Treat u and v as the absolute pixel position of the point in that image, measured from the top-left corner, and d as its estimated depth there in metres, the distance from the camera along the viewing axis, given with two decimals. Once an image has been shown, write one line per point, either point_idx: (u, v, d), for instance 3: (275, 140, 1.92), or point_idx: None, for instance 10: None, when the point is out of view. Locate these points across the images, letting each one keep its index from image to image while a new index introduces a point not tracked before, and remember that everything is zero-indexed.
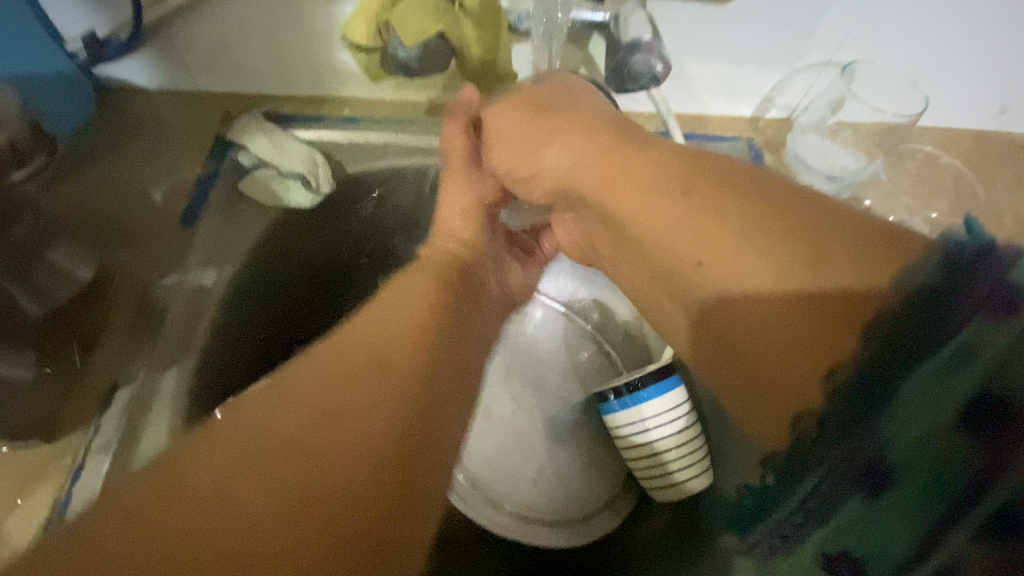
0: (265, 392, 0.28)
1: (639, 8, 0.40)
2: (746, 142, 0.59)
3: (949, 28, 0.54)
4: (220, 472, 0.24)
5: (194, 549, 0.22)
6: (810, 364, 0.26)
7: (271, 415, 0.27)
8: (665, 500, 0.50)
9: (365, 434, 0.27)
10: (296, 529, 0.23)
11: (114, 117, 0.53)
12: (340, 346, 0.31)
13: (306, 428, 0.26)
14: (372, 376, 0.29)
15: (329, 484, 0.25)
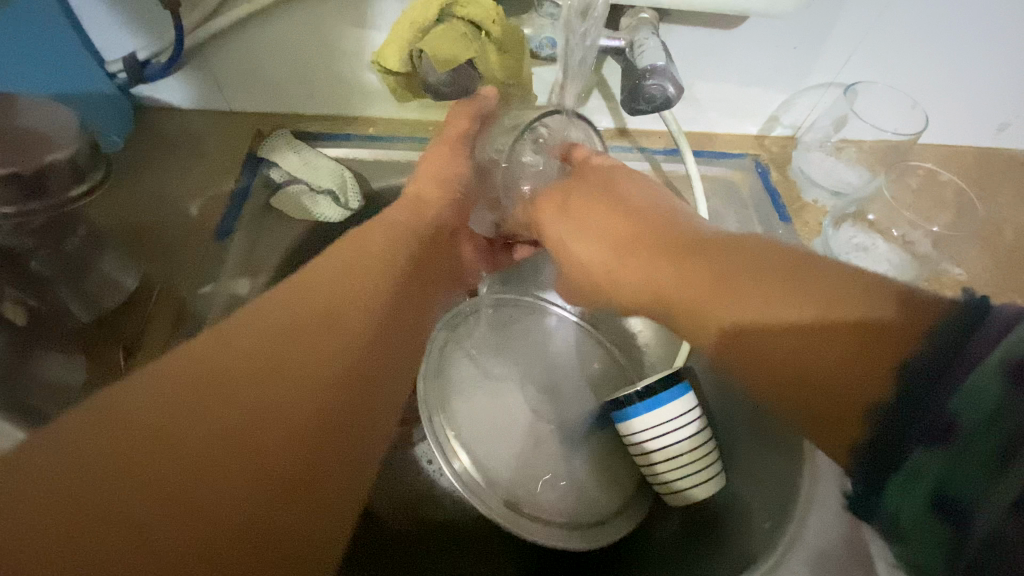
0: (267, 312, 0.31)
1: (653, 36, 0.44)
2: (754, 159, 0.61)
3: (945, 51, 0.56)
4: (200, 403, 0.26)
5: (162, 492, 0.24)
6: (848, 358, 0.29)
7: (242, 345, 0.29)
8: (677, 503, 0.52)
9: (318, 377, 0.30)
10: (229, 462, 0.26)
11: (151, 134, 0.57)
12: (334, 298, 0.34)
13: (247, 381, 0.28)
14: (335, 330, 0.33)
15: (270, 434, 0.27)
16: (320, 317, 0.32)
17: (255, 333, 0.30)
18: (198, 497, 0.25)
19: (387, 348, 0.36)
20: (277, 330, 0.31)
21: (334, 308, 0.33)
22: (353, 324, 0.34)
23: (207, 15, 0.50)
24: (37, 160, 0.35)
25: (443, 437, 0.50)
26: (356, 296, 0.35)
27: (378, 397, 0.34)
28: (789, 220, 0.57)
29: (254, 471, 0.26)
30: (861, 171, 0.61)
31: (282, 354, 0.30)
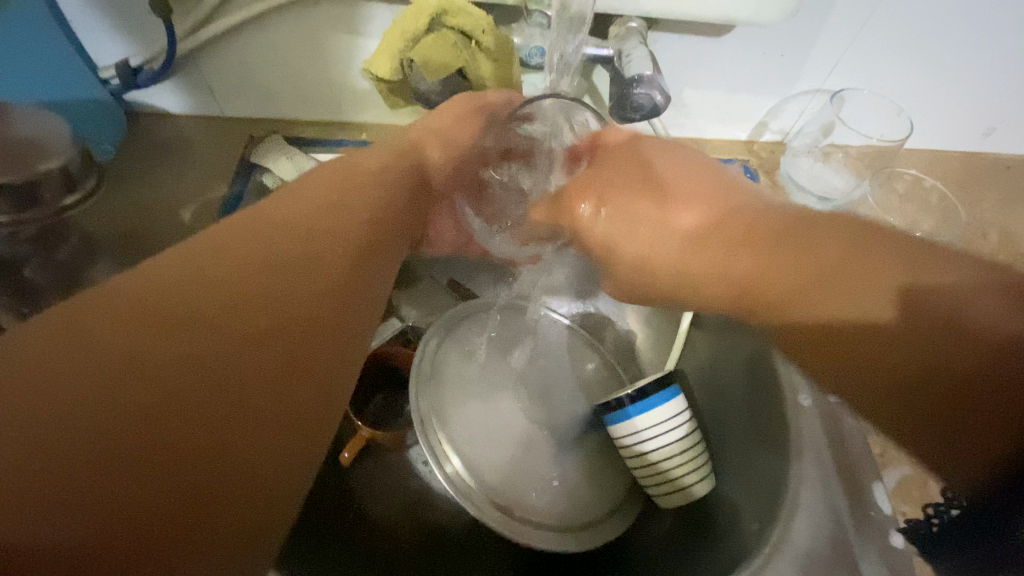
0: (226, 237, 0.31)
1: (641, 45, 0.44)
2: (744, 163, 0.61)
3: (928, 59, 0.57)
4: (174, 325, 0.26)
5: (129, 405, 0.23)
6: (893, 336, 0.28)
7: (206, 271, 0.28)
8: (668, 505, 0.53)
9: (296, 305, 0.30)
10: (183, 386, 0.25)
11: (144, 141, 0.57)
12: (308, 235, 0.33)
13: (212, 300, 0.27)
14: (306, 264, 0.32)
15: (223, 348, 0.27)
16: (254, 276, 0.29)
17: (135, 291, 0.26)
18: (139, 429, 0.23)
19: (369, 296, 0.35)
20: (184, 286, 0.27)
21: (264, 295, 0.29)
22: (333, 262, 0.33)
23: (200, 23, 0.50)
24: (31, 169, 0.35)
25: (434, 441, 0.50)
26: (329, 254, 0.33)
27: (354, 322, 0.33)
28: None
29: (207, 400, 0.25)
30: (847, 176, 0.62)
31: (253, 291, 0.29)
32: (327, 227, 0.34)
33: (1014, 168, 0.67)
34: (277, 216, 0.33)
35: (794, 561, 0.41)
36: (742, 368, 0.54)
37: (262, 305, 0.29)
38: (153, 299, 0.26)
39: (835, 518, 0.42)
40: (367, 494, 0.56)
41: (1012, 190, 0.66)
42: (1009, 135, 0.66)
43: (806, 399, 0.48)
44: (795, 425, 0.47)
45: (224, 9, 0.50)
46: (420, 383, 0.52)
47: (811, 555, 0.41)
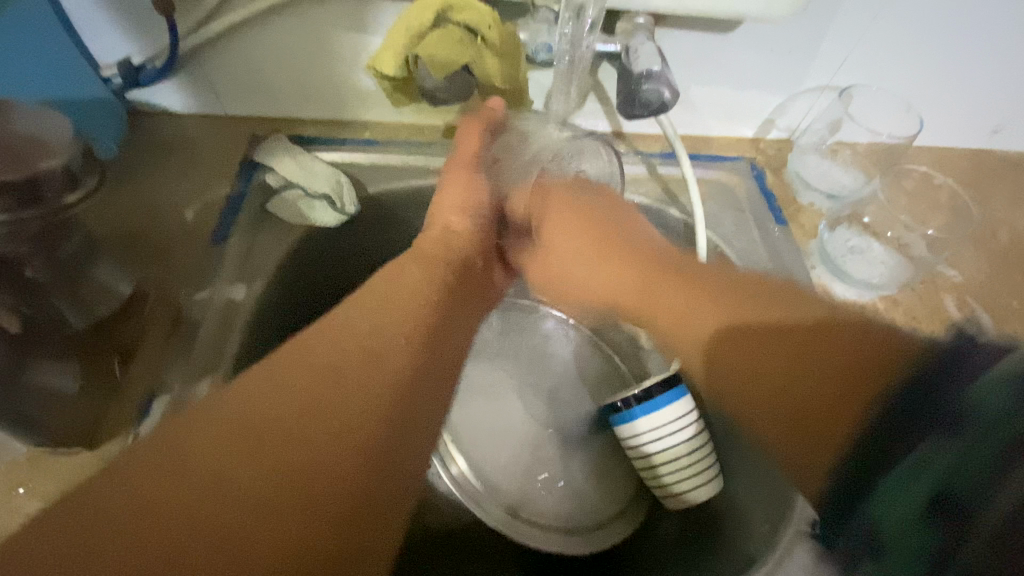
0: (311, 346, 0.34)
1: (649, 41, 0.43)
2: (750, 161, 0.61)
3: (938, 55, 0.57)
4: (235, 479, 0.28)
5: (244, 461, 0.28)
6: (805, 380, 0.35)
7: (296, 368, 0.33)
8: (675, 506, 0.52)
9: (362, 411, 0.32)
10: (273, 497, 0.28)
11: (146, 139, 0.56)
12: (378, 320, 0.37)
13: (298, 409, 0.31)
14: (367, 355, 0.35)
15: (299, 461, 0.29)
16: (337, 366, 0.34)
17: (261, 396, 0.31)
18: (223, 520, 0.26)
19: (425, 386, 0.37)
20: (314, 402, 0.31)
21: (357, 356, 0.35)
22: (394, 356, 0.36)
23: (203, 20, 0.50)
24: (33, 168, 0.34)
25: (441, 444, 0.53)
26: (393, 332, 0.37)
27: (419, 403, 0.36)
28: (784, 223, 0.57)
29: (283, 503, 0.28)
30: (857, 174, 0.61)
31: (327, 379, 0.33)
32: (377, 318, 0.37)
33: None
34: (333, 336, 0.35)
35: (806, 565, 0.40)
36: None
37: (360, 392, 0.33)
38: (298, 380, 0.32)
39: None
40: None
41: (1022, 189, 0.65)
42: (1019, 133, 0.65)
43: None
44: None
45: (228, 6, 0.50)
46: None
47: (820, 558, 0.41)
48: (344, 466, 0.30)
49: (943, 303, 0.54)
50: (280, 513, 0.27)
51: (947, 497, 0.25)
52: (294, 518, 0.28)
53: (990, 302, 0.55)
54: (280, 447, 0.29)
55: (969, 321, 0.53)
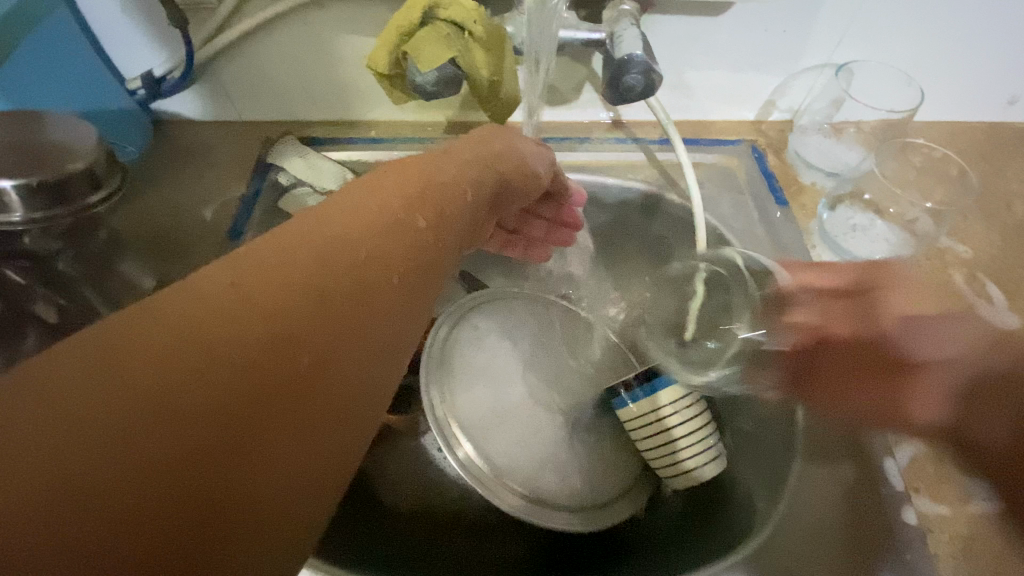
0: (262, 241, 0.25)
1: (633, 27, 0.45)
2: (750, 143, 0.61)
3: (940, 27, 0.56)
4: (170, 387, 0.20)
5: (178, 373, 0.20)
6: None
7: (260, 276, 0.23)
8: (681, 486, 0.53)
9: (329, 320, 0.24)
10: (224, 420, 0.21)
11: (168, 145, 0.60)
12: (359, 213, 0.28)
13: (265, 310, 0.23)
14: (341, 247, 0.26)
15: (251, 361, 0.22)
16: (317, 249, 0.25)
17: (255, 261, 0.24)
18: (174, 428, 0.20)
19: (417, 287, 0.29)
20: (275, 276, 0.24)
21: (350, 245, 0.26)
22: (390, 243, 0.28)
23: (215, 31, 0.53)
24: (61, 170, 0.37)
25: (445, 425, 0.51)
26: (372, 234, 0.28)
27: (409, 299, 0.28)
28: (785, 203, 0.57)
29: (264, 410, 0.22)
30: (860, 152, 0.61)
31: (316, 260, 0.25)
32: (368, 226, 0.27)
33: None
34: (301, 222, 0.26)
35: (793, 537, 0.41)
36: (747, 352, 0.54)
37: (364, 264, 0.26)
38: (293, 238, 0.25)
39: None
40: (383, 477, 0.57)
41: None
42: None
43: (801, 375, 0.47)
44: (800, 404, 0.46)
45: (237, 17, 0.53)
46: (431, 368, 0.53)
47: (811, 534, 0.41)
48: (338, 373, 0.24)
49: (949, 278, 0.53)
50: (236, 435, 0.21)
51: None
52: (218, 457, 0.20)
53: (1002, 275, 0.54)
54: (264, 320, 0.22)
55: (978, 296, 0.52)
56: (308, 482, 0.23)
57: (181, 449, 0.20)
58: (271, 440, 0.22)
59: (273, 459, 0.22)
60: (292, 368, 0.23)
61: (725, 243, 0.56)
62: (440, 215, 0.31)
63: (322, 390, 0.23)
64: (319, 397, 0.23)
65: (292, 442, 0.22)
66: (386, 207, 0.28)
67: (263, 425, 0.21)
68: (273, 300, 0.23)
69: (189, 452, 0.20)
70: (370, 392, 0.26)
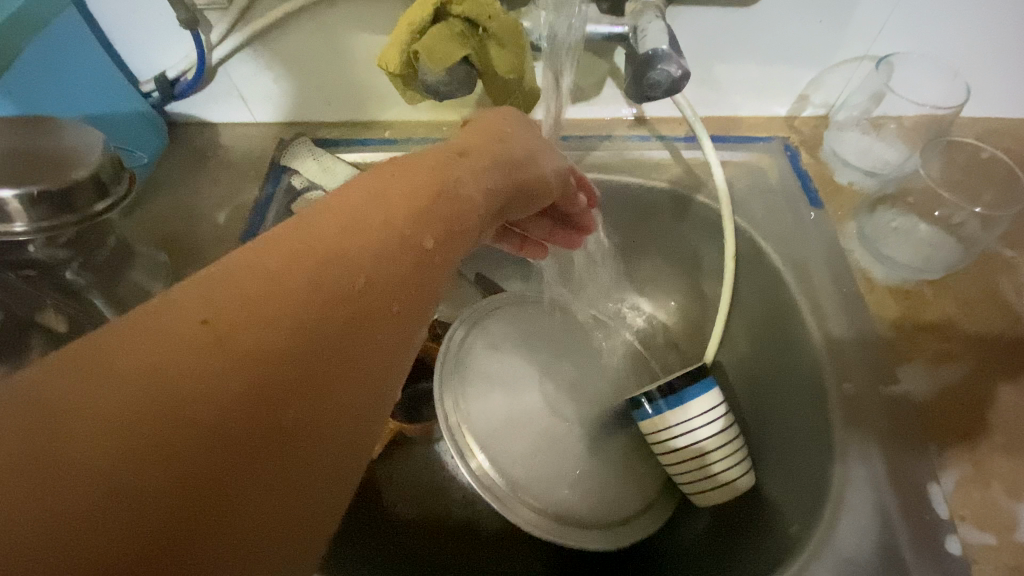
0: (244, 266, 0.22)
1: (657, 19, 0.42)
2: (782, 141, 0.58)
3: (997, 13, 0.51)
4: (128, 454, 0.17)
5: (139, 437, 0.18)
6: None
7: (238, 312, 0.21)
8: (705, 503, 0.50)
9: (317, 361, 0.22)
10: (194, 489, 0.18)
11: (183, 148, 0.60)
12: (350, 224, 0.25)
13: (244, 356, 0.20)
14: (332, 269, 0.23)
15: (228, 417, 0.19)
16: (305, 275, 0.22)
17: (235, 289, 0.21)
18: (136, 503, 0.17)
19: (415, 313, 0.26)
20: (255, 312, 0.21)
21: (350, 269, 0.24)
22: (390, 263, 0.25)
23: (225, 31, 0.52)
24: (64, 178, 0.36)
25: (458, 435, 0.49)
26: (367, 248, 0.25)
27: (408, 327, 0.26)
28: (818, 204, 0.54)
29: (239, 473, 0.19)
30: (901, 150, 0.57)
31: (301, 287, 0.22)
32: (362, 235, 0.25)
33: None
34: (289, 234, 0.24)
35: (834, 568, 0.37)
36: (779, 364, 0.51)
37: (359, 294, 0.24)
38: (280, 259, 0.22)
39: (885, 522, 0.39)
40: (396, 486, 0.55)
41: None
42: None
43: (840, 388, 0.44)
44: (839, 421, 0.43)
45: (248, 17, 0.52)
46: (446, 375, 0.51)
47: (855, 564, 0.37)
48: (322, 422, 0.22)
49: (998, 287, 0.50)
50: (204, 502, 0.18)
51: None
52: (184, 533, 0.18)
53: None
54: (243, 368, 0.20)
55: None
56: (284, 546, 0.21)
57: (140, 519, 0.17)
58: (249, 508, 0.20)
59: (246, 527, 0.19)
60: (270, 421, 0.20)
61: (754, 247, 0.53)
62: (445, 222, 0.28)
63: (306, 442, 0.21)
64: (300, 451, 0.21)
65: (267, 501, 0.20)
66: (391, 221, 0.26)
67: (237, 491, 0.19)
68: (254, 340, 0.20)
69: (148, 523, 0.17)
70: (357, 439, 0.24)
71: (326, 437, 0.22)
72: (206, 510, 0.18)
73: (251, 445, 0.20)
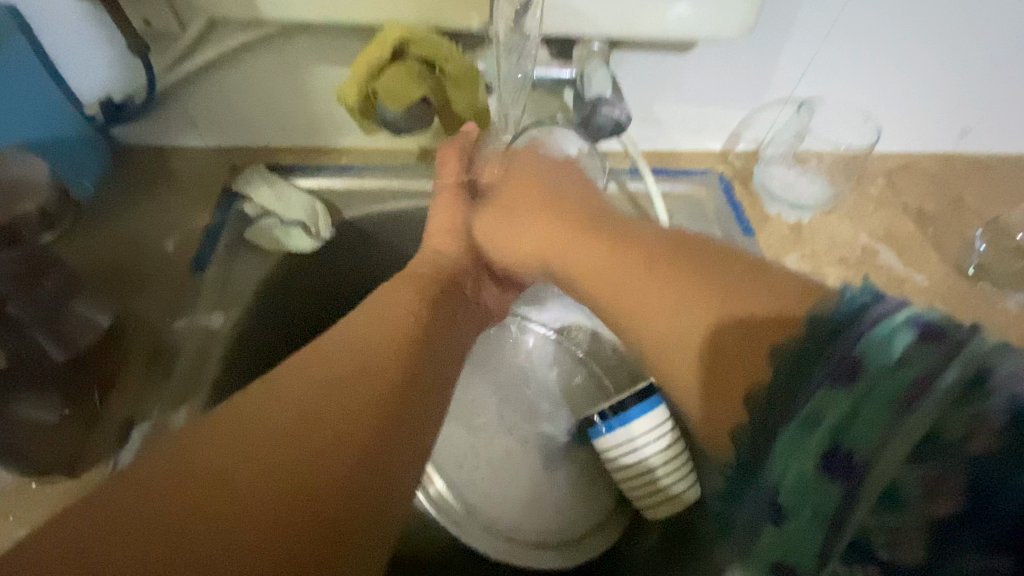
0: (302, 366, 0.36)
1: (603, 67, 0.46)
2: (719, 174, 0.62)
3: (896, 64, 0.58)
4: (249, 459, 0.30)
5: (254, 449, 0.31)
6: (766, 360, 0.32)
7: (292, 387, 0.35)
8: (656, 517, 0.53)
9: (358, 406, 0.35)
10: (287, 481, 0.30)
11: (126, 174, 0.58)
12: (357, 339, 0.39)
13: (309, 407, 0.33)
14: (350, 364, 0.37)
15: (312, 441, 0.32)
16: (337, 370, 0.36)
17: (294, 375, 0.36)
18: (247, 489, 0.29)
19: (423, 393, 0.39)
20: (314, 381, 0.35)
21: (364, 354, 0.38)
22: (391, 370, 0.38)
23: (178, 59, 0.51)
24: None
25: None
26: (377, 357, 0.38)
27: (422, 392, 0.39)
28: (751, 232, 0.58)
29: (312, 472, 0.31)
30: (823, 183, 0.63)
31: (342, 370, 0.36)
32: (364, 341, 0.39)
33: (993, 167, 0.67)
34: (326, 363, 0.37)
35: None
36: None
37: (381, 368, 0.38)
38: (318, 357, 0.37)
39: None
40: None
41: (994, 188, 0.66)
42: (985, 134, 0.66)
43: None
44: None
45: (202, 45, 0.52)
46: None
47: None
48: (361, 446, 0.33)
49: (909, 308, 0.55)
50: (285, 495, 0.30)
51: (940, 439, 0.20)
52: (287, 508, 0.29)
53: (960, 304, 0.56)
54: (314, 412, 0.33)
55: None
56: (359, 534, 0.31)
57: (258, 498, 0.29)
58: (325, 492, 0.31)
59: (320, 509, 0.30)
60: (311, 469, 0.31)
61: None
62: (415, 323, 0.42)
63: (355, 451, 0.33)
64: (341, 474, 0.32)
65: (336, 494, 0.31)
66: (392, 335, 0.40)
67: (314, 481, 0.31)
68: (324, 398, 0.34)
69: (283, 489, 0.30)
70: (388, 472, 0.34)
71: (371, 452, 0.34)
72: (296, 491, 0.30)
73: (324, 450, 0.32)
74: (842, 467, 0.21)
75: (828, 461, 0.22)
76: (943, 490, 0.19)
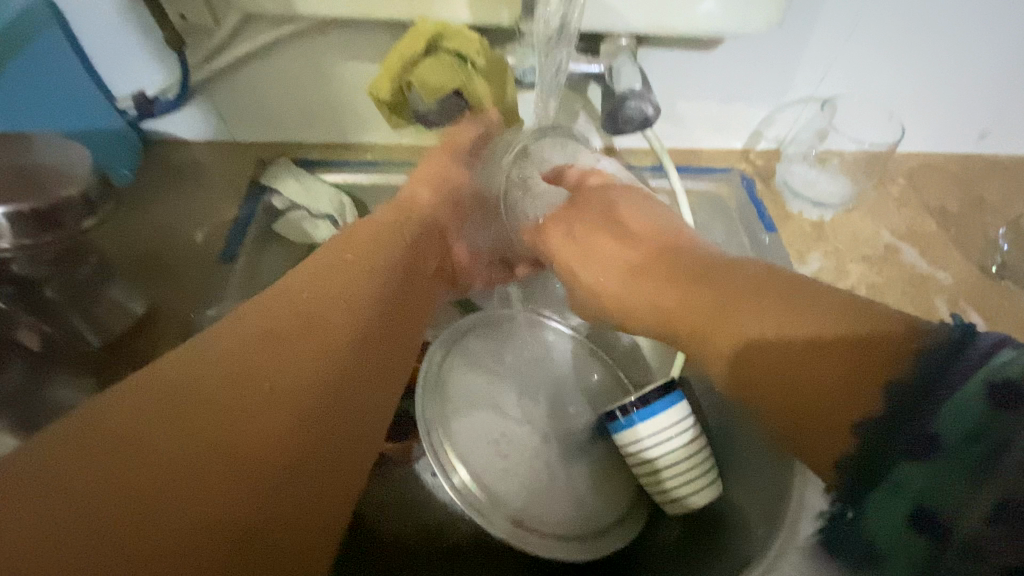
0: (227, 343, 0.33)
1: (631, 62, 0.47)
2: (741, 172, 0.62)
3: (920, 63, 0.58)
4: (198, 478, 0.27)
5: (202, 463, 0.27)
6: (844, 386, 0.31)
7: (226, 381, 0.31)
8: (675, 513, 0.53)
9: (301, 404, 0.32)
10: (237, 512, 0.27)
11: (156, 167, 0.59)
12: (309, 299, 0.37)
13: (258, 402, 0.30)
14: (290, 350, 0.33)
15: (262, 458, 0.29)
16: (268, 347, 0.33)
17: (231, 357, 0.32)
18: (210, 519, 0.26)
19: (358, 388, 0.37)
20: (243, 366, 0.31)
21: (318, 317, 0.36)
22: (330, 343, 0.36)
23: (212, 53, 0.53)
24: (52, 195, 0.36)
25: (441, 452, 0.49)
26: (340, 332, 0.36)
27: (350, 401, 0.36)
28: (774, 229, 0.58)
29: (269, 498, 0.29)
30: (843, 182, 0.63)
31: (280, 338, 0.34)
32: (333, 291, 0.38)
33: (1014, 168, 0.67)
34: (279, 306, 0.36)
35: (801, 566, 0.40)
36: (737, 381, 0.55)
37: (337, 362, 0.35)
38: (266, 326, 0.34)
39: None
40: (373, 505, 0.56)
41: (1016, 188, 0.65)
42: (1007, 135, 0.66)
43: None
44: None
45: (235, 40, 0.53)
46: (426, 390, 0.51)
47: None
48: (305, 457, 0.31)
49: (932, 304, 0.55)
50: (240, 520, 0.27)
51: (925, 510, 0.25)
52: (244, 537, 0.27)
53: (982, 302, 0.56)
54: (254, 422, 0.30)
55: None
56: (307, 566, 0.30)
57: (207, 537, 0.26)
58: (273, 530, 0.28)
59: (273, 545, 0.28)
60: (270, 502, 0.29)
61: None
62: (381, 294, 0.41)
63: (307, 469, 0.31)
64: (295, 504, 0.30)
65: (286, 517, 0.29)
66: (349, 318, 0.38)
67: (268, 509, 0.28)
68: (265, 405, 0.31)
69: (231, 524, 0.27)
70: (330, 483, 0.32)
71: (308, 461, 0.31)
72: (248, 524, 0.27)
73: (276, 466, 0.30)
74: (928, 525, 0.25)
75: (916, 525, 0.25)
76: (918, 469, 0.26)
